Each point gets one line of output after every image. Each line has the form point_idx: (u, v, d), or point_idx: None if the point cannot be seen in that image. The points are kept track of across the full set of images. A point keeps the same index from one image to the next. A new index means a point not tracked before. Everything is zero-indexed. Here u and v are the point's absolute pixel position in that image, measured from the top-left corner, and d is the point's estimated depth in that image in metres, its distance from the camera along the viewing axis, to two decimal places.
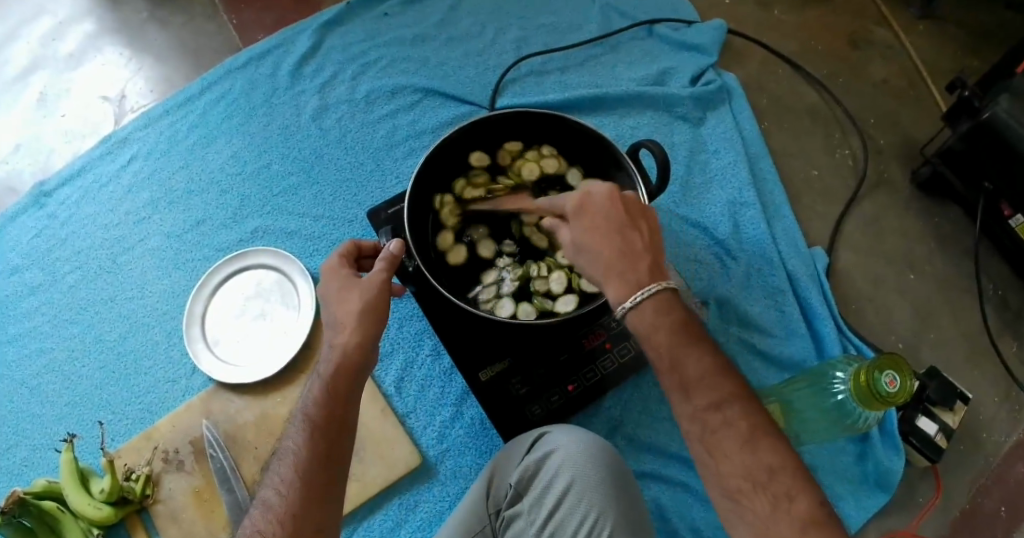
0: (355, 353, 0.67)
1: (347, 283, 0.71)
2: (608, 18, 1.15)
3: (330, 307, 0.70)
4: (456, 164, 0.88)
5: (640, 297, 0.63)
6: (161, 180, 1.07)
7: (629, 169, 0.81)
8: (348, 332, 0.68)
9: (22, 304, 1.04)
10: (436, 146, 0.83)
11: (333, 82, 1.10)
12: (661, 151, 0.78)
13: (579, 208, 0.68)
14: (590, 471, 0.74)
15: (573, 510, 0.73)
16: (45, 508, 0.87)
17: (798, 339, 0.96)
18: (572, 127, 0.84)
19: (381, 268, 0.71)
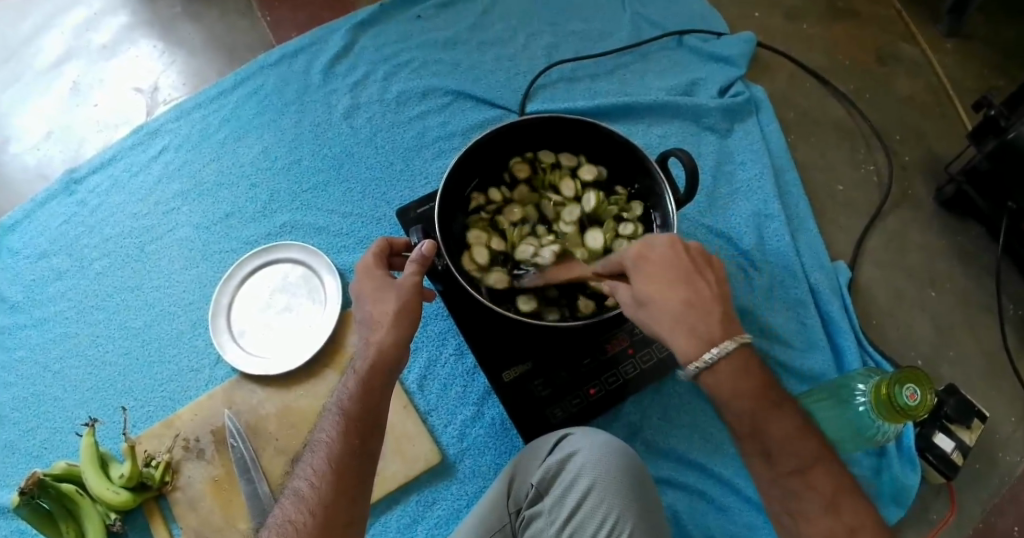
0: (390, 352, 0.68)
1: (382, 283, 0.71)
2: (638, 27, 1.16)
3: (366, 304, 0.71)
4: (488, 165, 0.90)
5: (716, 355, 0.64)
6: (192, 172, 1.09)
7: (658, 177, 0.82)
8: (385, 331, 0.69)
9: (48, 289, 1.06)
10: (468, 148, 0.84)
11: (365, 82, 1.11)
12: (690, 160, 0.79)
13: (644, 257, 0.69)
14: (612, 473, 0.74)
15: (594, 512, 0.73)
16: (64, 491, 0.88)
17: (820, 352, 0.96)
18: (605, 134, 0.85)
19: (412, 270, 0.72)
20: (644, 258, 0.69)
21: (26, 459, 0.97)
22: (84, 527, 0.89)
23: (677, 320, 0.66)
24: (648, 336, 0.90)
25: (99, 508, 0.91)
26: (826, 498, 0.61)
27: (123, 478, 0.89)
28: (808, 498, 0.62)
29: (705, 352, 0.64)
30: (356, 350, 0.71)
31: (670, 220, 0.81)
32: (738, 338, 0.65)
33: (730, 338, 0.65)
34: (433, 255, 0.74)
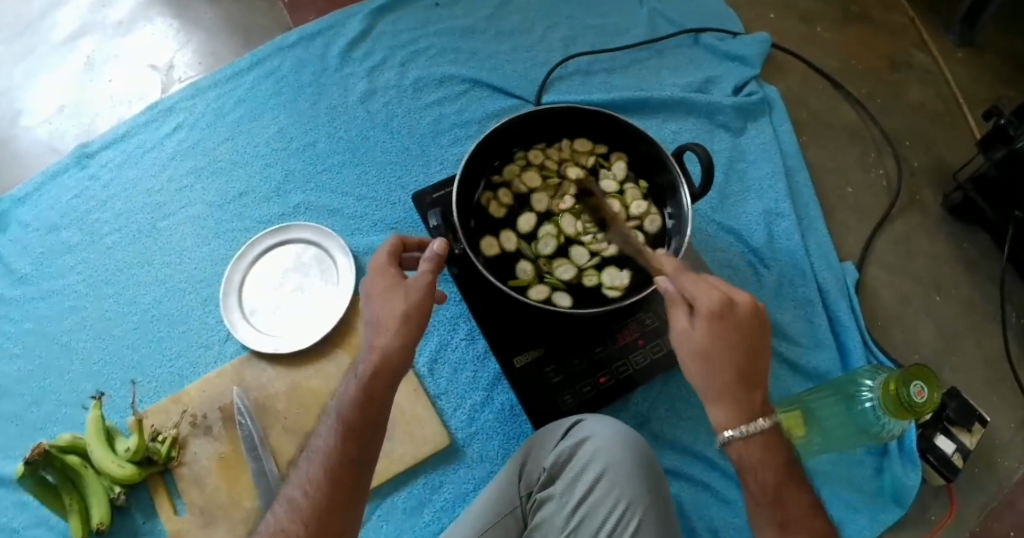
0: (393, 358, 0.67)
1: (393, 285, 0.70)
2: (655, 23, 1.15)
3: (374, 306, 0.70)
4: (500, 151, 0.92)
5: (752, 429, 0.68)
6: (206, 150, 1.07)
7: (675, 172, 0.84)
8: (390, 336, 0.67)
9: (58, 262, 1.10)
10: (485, 136, 0.85)
11: (381, 66, 1.09)
12: (705, 154, 0.84)
13: (723, 311, 0.69)
14: (623, 460, 0.77)
15: (604, 497, 0.76)
16: (69, 464, 0.95)
17: (825, 351, 1.00)
18: (626, 129, 0.87)
19: (428, 269, 0.70)
20: (723, 312, 0.68)
21: (30, 431, 1.02)
22: (89, 500, 0.96)
23: (727, 391, 0.69)
24: (658, 327, 0.91)
25: (104, 483, 0.97)
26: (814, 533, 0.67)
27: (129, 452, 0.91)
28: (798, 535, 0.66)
29: (745, 424, 0.68)
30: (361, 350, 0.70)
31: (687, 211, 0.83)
32: (774, 418, 0.69)
33: (766, 416, 0.69)
34: (445, 251, 0.72)
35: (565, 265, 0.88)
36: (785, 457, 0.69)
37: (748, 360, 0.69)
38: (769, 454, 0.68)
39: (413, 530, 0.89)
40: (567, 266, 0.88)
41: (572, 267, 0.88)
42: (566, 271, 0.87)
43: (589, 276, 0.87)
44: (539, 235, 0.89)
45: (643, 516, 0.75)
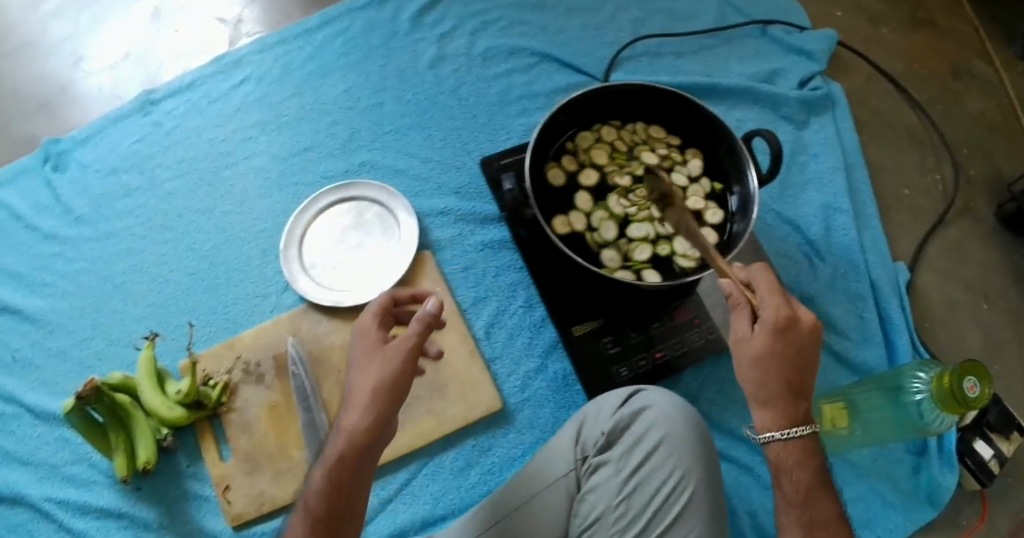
0: (366, 434, 0.62)
1: (372, 351, 0.65)
2: (724, 12, 1.16)
3: (355, 373, 0.65)
4: (564, 132, 0.94)
5: (792, 434, 0.67)
6: (272, 104, 1.09)
7: (744, 155, 0.86)
8: (358, 413, 0.62)
9: (117, 204, 1.10)
10: (557, 109, 0.87)
11: (452, 34, 1.10)
12: (775, 140, 0.86)
13: (786, 325, 0.66)
14: (681, 430, 0.78)
15: (660, 465, 0.77)
16: (119, 402, 0.95)
17: (873, 346, 1.01)
18: (695, 110, 0.90)
19: (413, 330, 0.64)
20: (786, 325, 0.66)
21: (80, 367, 1.05)
22: (136, 439, 0.97)
23: (774, 398, 0.67)
24: (716, 309, 0.92)
25: (152, 424, 0.98)
26: None
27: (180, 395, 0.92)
28: None
29: (788, 428, 0.66)
30: (336, 422, 0.65)
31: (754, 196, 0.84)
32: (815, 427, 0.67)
33: (808, 425, 0.68)
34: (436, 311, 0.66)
35: (637, 245, 0.88)
36: (820, 470, 0.68)
37: (798, 372, 0.67)
38: (807, 460, 0.67)
39: (459, 490, 0.91)
40: (642, 245, 0.88)
41: (643, 245, 0.88)
42: (640, 251, 0.88)
43: (665, 247, 0.87)
44: (596, 222, 0.90)
45: (698, 483, 0.76)
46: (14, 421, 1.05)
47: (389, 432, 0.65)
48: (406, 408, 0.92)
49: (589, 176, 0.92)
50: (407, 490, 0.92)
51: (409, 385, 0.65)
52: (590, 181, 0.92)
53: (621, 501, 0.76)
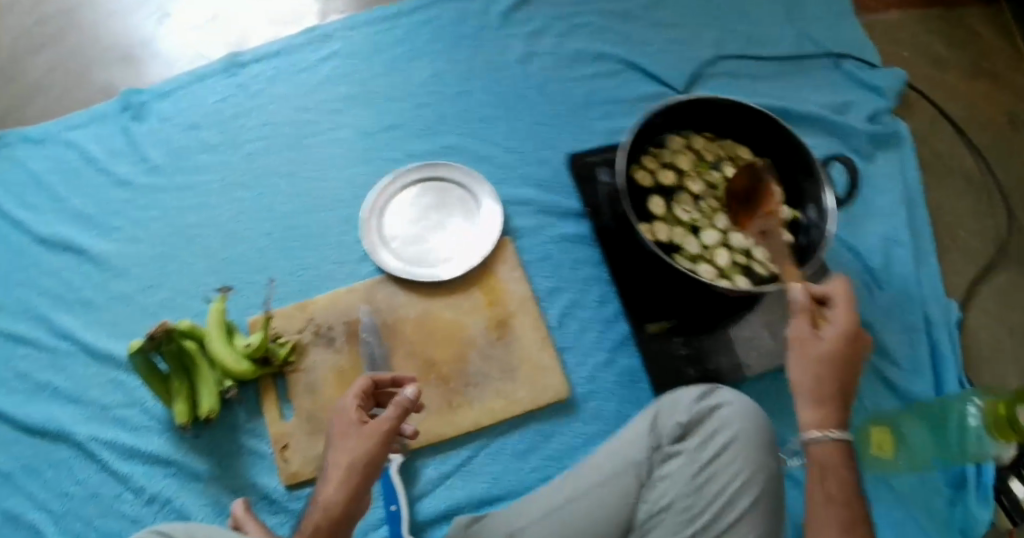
0: (341, 503, 0.73)
1: (349, 431, 0.77)
2: (802, 43, 1.19)
3: (335, 446, 0.76)
4: (641, 147, 0.97)
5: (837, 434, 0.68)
6: (360, 80, 1.11)
7: (820, 177, 0.89)
8: (335, 487, 0.73)
9: (193, 159, 1.11)
10: (644, 118, 0.91)
11: (542, 32, 1.13)
12: (848, 164, 0.87)
13: (853, 335, 0.70)
14: (753, 429, 0.81)
15: (732, 459, 0.80)
16: (187, 350, 0.96)
17: (920, 376, 1.05)
18: (776, 128, 0.93)
19: (390, 413, 0.77)
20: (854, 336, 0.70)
21: (143, 315, 1.06)
22: (198, 387, 0.98)
23: (826, 395, 0.69)
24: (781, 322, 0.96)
25: (215, 376, 0.99)
26: None
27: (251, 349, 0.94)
28: None
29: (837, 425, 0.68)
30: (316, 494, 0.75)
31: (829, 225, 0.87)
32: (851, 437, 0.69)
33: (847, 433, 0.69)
34: (412, 399, 0.80)
35: (723, 251, 0.92)
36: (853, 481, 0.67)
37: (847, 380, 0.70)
38: (847, 463, 0.67)
39: (518, 473, 0.96)
40: (727, 252, 0.92)
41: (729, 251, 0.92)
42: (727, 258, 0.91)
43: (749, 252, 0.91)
44: (675, 234, 0.93)
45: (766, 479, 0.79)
46: (71, 359, 1.06)
47: (363, 502, 0.76)
48: (478, 387, 0.97)
49: (671, 177, 0.96)
50: (467, 467, 0.96)
51: (381, 461, 0.77)
52: (670, 183, 0.96)
53: (690, 491, 0.79)
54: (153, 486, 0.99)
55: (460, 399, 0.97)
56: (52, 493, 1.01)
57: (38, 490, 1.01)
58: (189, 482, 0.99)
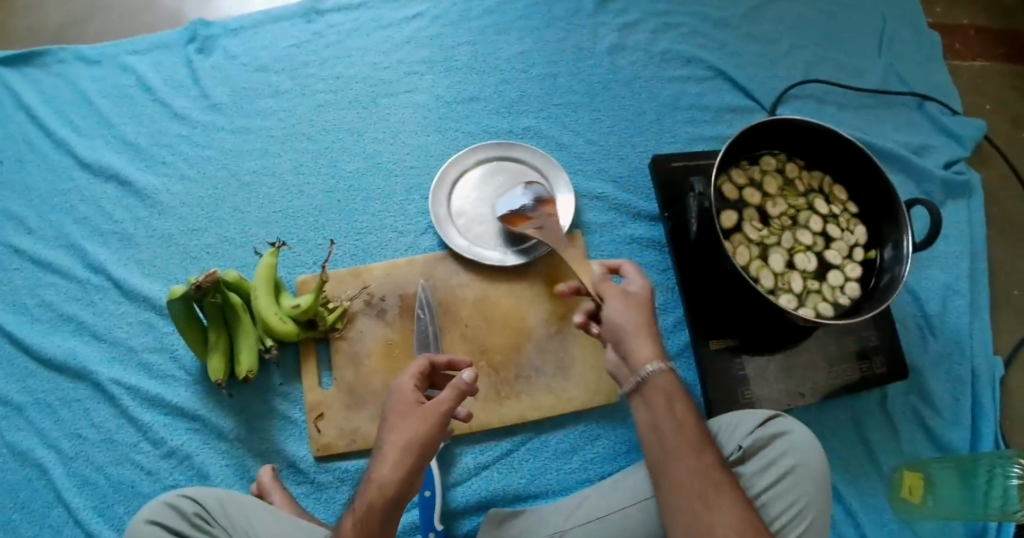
0: (397, 481, 0.69)
1: (406, 410, 0.72)
2: (888, 78, 1.18)
3: (390, 427, 0.72)
4: (726, 161, 0.92)
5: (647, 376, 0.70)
6: (444, 46, 1.10)
7: (904, 225, 0.88)
8: (390, 466, 0.69)
9: (259, 103, 1.07)
10: (738, 136, 0.88)
11: (634, 27, 1.13)
12: (936, 211, 0.88)
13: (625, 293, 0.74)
14: (814, 462, 0.81)
15: (788, 491, 0.80)
16: (232, 303, 0.89)
17: (961, 430, 1.03)
18: (864, 161, 0.90)
19: (447, 396, 0.72)
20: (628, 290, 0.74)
21: (184, 256, 1.01)
22: (237, 342, 0.91)
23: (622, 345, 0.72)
24: (840, 356, 0.99)
25: (256, 333, 0.92)
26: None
27: (298, 311, 0.89)
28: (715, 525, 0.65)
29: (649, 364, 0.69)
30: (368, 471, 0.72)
31: (899, 278, 0.86)
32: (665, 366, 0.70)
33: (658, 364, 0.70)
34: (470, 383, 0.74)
35: (796, 279, 0.92)
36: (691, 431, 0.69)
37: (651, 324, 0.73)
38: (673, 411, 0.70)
39: (557, 472, 0.92)
40: (799, 278, 0.92)
41: (802, 278, 0.92)
42: (799, 285, 0.91)
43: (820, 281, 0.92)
44: (748, 257, 0.91)
45: (819, 515, 0.80)
46: (101, 294, 1.00)
47: (415, 484, 0.72)
48: (529, 381, 0.94)
49: (755, 196, 0.94)
50: (506, 460, 0.93)
51: (438, 444, 0.72)
52: (753, 201, 0.94)
53: None
54: (174, 439, 0.93)
55: (510, 390, 0.93)
56: (62, 432, 0.94)
57: (50, 427, 0.94)
58: (213, 439, 0.93)
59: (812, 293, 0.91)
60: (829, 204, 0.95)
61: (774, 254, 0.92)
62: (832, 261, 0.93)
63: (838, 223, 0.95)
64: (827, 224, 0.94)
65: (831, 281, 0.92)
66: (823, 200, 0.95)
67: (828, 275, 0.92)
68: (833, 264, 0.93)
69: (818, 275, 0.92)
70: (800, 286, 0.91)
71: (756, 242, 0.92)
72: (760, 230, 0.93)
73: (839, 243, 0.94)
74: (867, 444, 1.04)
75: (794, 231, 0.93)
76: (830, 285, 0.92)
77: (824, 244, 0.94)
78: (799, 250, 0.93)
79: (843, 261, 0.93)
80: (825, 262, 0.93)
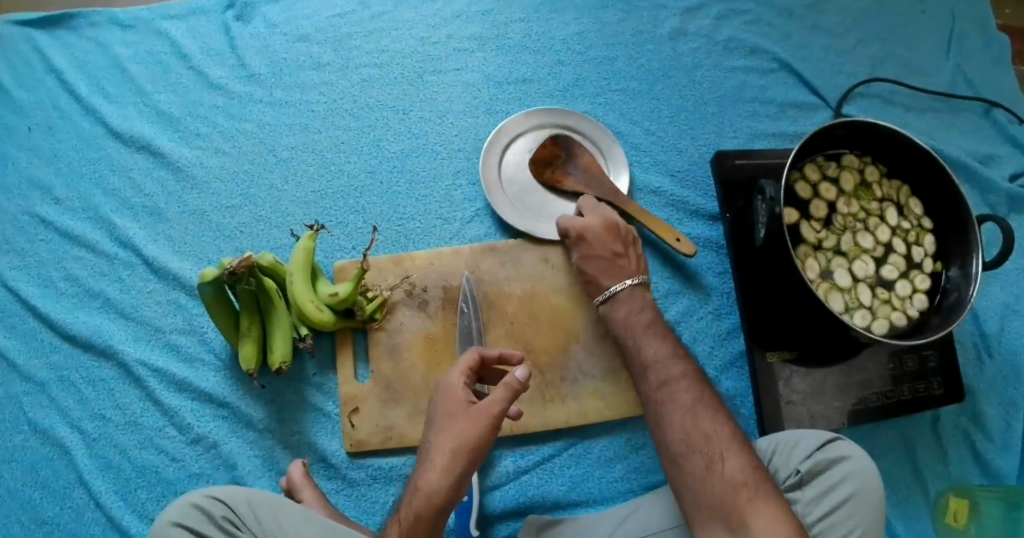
0: (443, 491, 0.66)
1: (455, 411, 0.70)
2: (957, 82, 1.11)
3: (438, 429, 0.70)
4: (798, 159, 0.87)
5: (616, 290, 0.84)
6: (496, 22, 1.04)
7: (974, 239, 0.84)
8: (437, 474, 0.67)
9: (300, 74, 1.02)
10: (812, 133, 0.83)
11: (698, 12, 1.08)
12: (1005, 228, 0.82)
13: (580, 233, 0.88)
14: (874, 492, 0.77)
15: (844, 520, 0.76)
16: (266, 289, 0.84)
17: (1015, 456, 0.98)
18: (940, 171, 0.85)
19: (499, 396, 0.68)
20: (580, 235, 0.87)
21: (216, 234, 0.96)
22: (270, 330, 0.86)
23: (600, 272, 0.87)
24: (902, 374, 0.93)
25: (290, 320, 0.88)
26: (685, 435, 0.69)
27: (334, 299, 0.84)
28: (668, 407, 0.72)
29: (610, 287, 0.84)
30: (413, 477, 0.69)
31: (967, 297, 0.82)
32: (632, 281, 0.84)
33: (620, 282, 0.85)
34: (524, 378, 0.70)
35: (862, 288, 0.87)
36: (655, 317, 0.82)
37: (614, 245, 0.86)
38: (638, 307, 0.83)
39: (599, 480, 0.88)
40: (864, 286, 0.87)
41: (867, 286, 0.87)
42: (864, 293, 0.87)
43: (887, 291, 0.87)
44: (813, 261, 0.87)
45: None
46: (128, 270, 0.95)
47: (463, 491, 0.69)
48: (574, 382, 0.89)
49: (829, 193, 0.89)
50: (546, 466, 0.88)
51: (488, 448, 0.69)
52: (828, 197, 0.89)
53: None
54: (200, 426, 0.89)
55: (553, 392, 0.89)
56: (86, 412, 0.90)
57: (73, 406, 0.90)
58: (241, 428, 0.89)
59: (877, 302, 0.87)
60: (902, 216, 0.90)
61: (839, 259, 0.87)
62: (901, 271, 0.88)
63: (909, 235, 0.89)
64: (897, 234, 0.89)
65: (897, 292, 0.87)
66: (896, 211, 0.90)
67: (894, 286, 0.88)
68: (900, 274, 0.88)
69: (883, 283, 0.88)
70: (865, 295, 0.87)
71: (823, 245, 0.88)
72: (827, 232, 0.88)
73: (910, 251, 0.89)
74: (916, 465, 0.99)
75: (863, 237, 0.88)
76: (895, 296, 0.87)
77: (893, 253, 0.89)
78: (866, 257, 0.88)
79: (910, 273, 0.88)
80: (892, 271, 0.88)
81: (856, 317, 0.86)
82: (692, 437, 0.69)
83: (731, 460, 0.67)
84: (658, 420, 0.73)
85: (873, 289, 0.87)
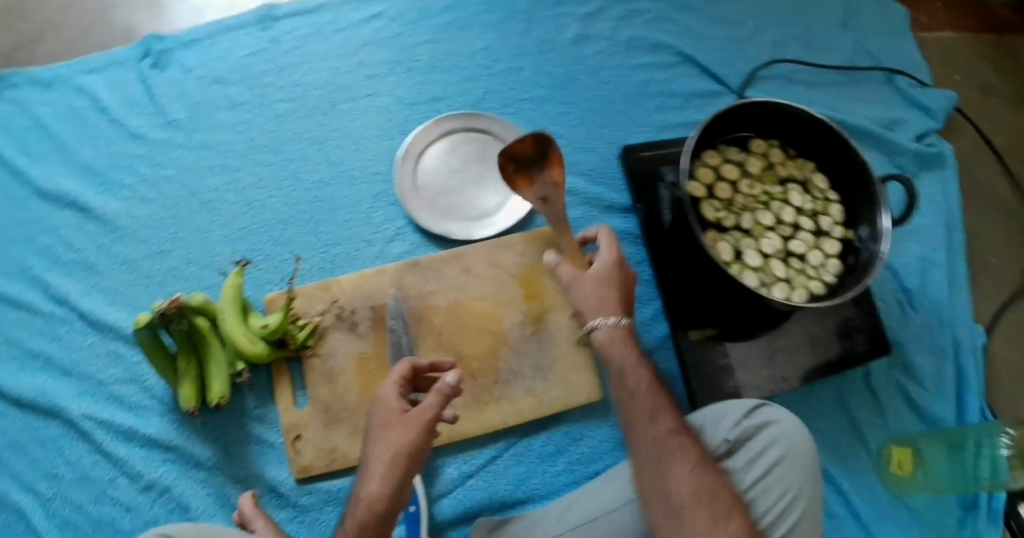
0: (383, 499, 0.69)
1: (390, 421, 0.72)
2: (853, 54, 1.16)
3: (375, 441, 0.71)
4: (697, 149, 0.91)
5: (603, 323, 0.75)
6: (404, 45, 1.07)
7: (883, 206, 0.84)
8: (376, 482, 0.69)
9: (217, 115, 1.04)
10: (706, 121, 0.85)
11: (598, 15, 1.11)
12: (908, 186, 0.85)
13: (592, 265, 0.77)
14: (801, 451, 0.80)
15: (775, 482, 0.79)
16: (198, 326, 0.86)
17: (947, 401, 1.02)
18: (834, 141, 0.87)
19: (431, 401, 0.70)
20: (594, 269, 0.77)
21: (148, 281, 0.98)
22: (206, 368, 0.88)
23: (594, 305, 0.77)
24: (825, 336, 0.97)
25: (226, 356, 0.89)
26: (675, 473, 0.69)
27: (265, 332, 0.86)
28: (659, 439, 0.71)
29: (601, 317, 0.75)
30: (355, 489, 0.71)
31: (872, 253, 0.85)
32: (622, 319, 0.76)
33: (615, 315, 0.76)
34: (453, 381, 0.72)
35: (776, 262, 0.91)
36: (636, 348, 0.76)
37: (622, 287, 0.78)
38: (622, 342, 0.76)
39: (543, 476, 0.90)
40: (777, 261, 0.91)
41: (779, 260, 0.92)
42: (778, 266, 0.91)
43: (800, 262, 0.92)
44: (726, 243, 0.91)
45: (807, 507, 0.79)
46: (65, 326, 0.96)
47: (406, 495, 0.71)
48: (508, 384, 0.92)
49: (730, 177, 0.93)
50: (491, 467, 0.91)
51: (424, 452, 0.71)
52: (731, 177, 0.93)
53: None
54: (150, 472, 0.90)
55: (489, 396, 0.91)
56: (35, 472, 0.91)
57: (21, 467, 0.91)
58: (189, 468, 0.91)
59: (792, 274, 0.91)
60: (806, 194, 0.94)
61: (750, 239, 0.92)
62: (811, 242, 0.92)
63: (814, 209, 0.93)
64: (803, 209, 0.93)
65: (810, 261, 0.91)
66: (799, 189, 0.94)
67: (806, 257, 0.92)
68: (811, 244, 0.92)
69: (795, 255, 0.92)
70: (778, 269, 0.91)
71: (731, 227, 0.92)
72: (733, 215, 0.92)
73: (817, 222, 0.93)
74: (855, 423, 1.02)
75: (768, 216, 0.93)
76: (808, 266, 0.91)
77: (801, 227, 0.93)
78: (773, 233, 0.93)
79: (820, 242, 0.92)
80: (801, 244, 0.92)
81: (776, 291, 0.89)
82: (685, 475, 0.69)
83: (719, 496, 0.68)
84: (646, 451, 0.71)
85: (786, 262, 0.92)
